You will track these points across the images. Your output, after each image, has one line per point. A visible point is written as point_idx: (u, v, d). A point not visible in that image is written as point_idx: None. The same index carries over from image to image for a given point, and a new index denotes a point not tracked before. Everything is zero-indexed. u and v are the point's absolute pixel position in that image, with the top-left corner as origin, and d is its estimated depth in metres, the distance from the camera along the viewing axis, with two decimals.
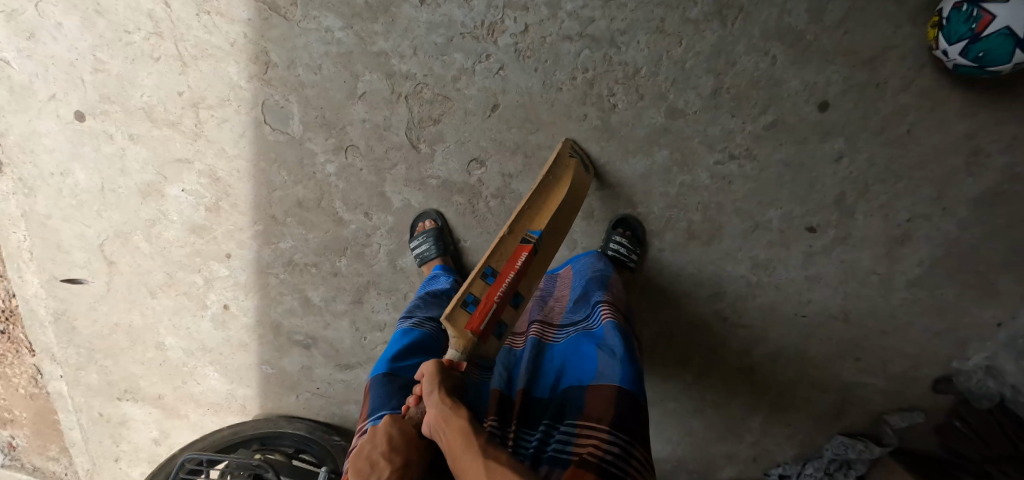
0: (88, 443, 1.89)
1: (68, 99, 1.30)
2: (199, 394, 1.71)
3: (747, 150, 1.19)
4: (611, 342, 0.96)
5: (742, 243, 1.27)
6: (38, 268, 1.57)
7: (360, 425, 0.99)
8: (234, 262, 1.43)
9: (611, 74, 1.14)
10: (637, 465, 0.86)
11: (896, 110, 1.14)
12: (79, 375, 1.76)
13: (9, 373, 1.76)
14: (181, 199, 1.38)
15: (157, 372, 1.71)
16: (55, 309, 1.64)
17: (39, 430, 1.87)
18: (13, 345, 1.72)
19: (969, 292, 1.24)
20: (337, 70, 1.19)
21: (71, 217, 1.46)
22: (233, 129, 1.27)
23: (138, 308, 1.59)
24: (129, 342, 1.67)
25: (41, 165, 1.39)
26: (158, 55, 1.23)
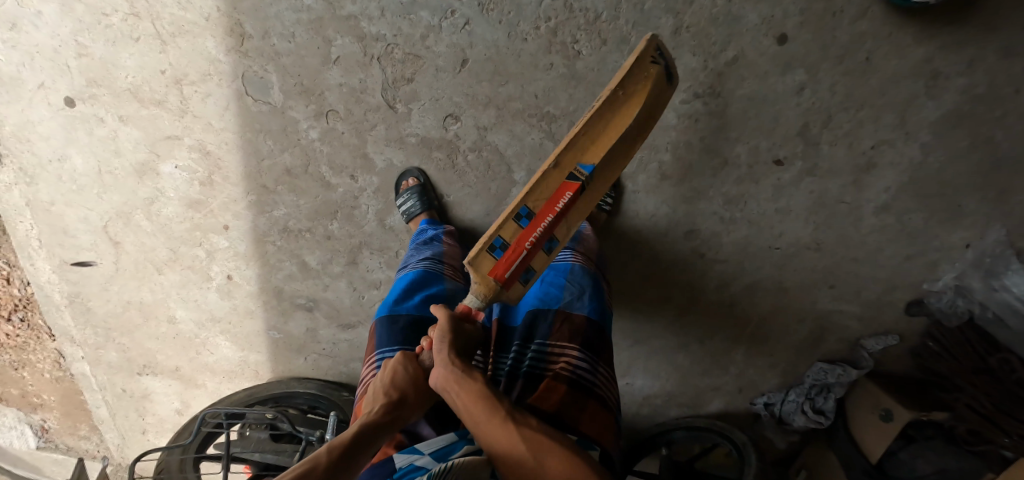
0: (115, 418, 2.00)
1: (57, 86, 1.35)
2: (214, 364, 1.81)
3: (710, 88, 1.23)
4: (580, 279, 1.07)
5: (713, 180, 1.32)
6: (48, 255, 1.64)
7: (369, 360, 1.09)
8: (232, 233, 1.50)
9: (573, 21, 1.17)
10: (602, 377, 0.97)
11: (854, 39, 1.18)
12: (100, 355, 1.86)
13: (32, 358, 1.85)
14: (175, 175, 1.44)
15: (172, 346, 1.80)
16: (69, 293, 1.73)
17: (68, 411, 1.99)
18: (34, 332, 1.81)
19: (936, 215, 1.30)
20: (311, 38, 1.24)
21: (74, 202, 1.53)
22: (217, 103, 1.32)
23: (147, 285, 1.66)
24: (142, 318, 1.75)
25: (39, 153, 1.45)
26: (137, 35, 1.28)
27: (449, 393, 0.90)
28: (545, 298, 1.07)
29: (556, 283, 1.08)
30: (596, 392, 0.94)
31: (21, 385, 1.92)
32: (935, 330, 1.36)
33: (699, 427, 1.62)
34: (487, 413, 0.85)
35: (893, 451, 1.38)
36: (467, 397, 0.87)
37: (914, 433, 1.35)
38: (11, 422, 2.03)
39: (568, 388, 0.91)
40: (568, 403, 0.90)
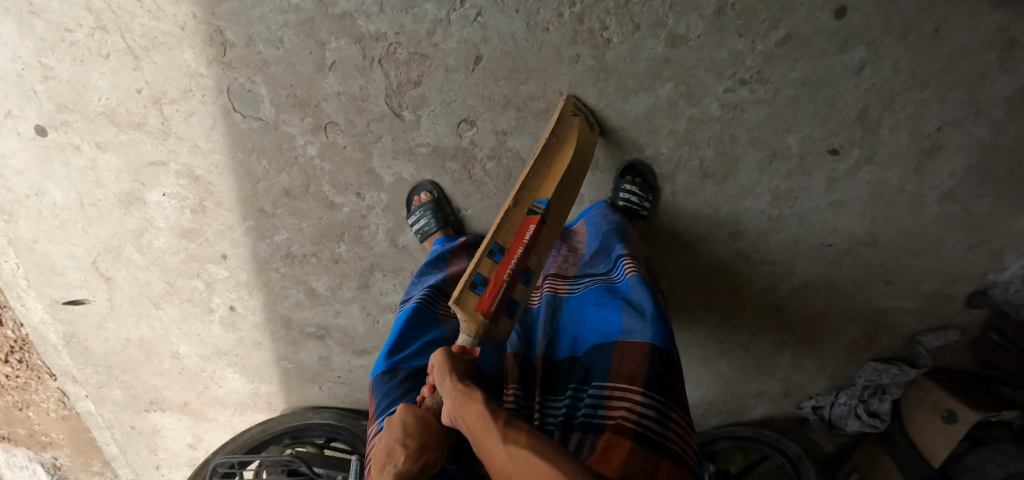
0: (127, 455, 1.89)
1: (25, 113, 1.21)
2: (225, 397, 1.69)
3: (759, 73, 1.07)
4: (638, 298, 0.92)
5: (761, 176, 1.17)
6: (38, 294, 1.52)
7: (372, 427, 0.95)
8: (232, 262, 1.37)
9: (601, 5, 1.01)
10: (676, 428, 0.82)
11: (924, 6, 1.01)
12: (104, 393, 1.74)
13: (35, 400, 1.74)
14: (164, 204, 1.31)
15: (178, 380, 1.68)
16: (65, 333, 1.61)
17: (79, 448, 1.87)
18: (34, 372, 1.69)
19: (1006, 200, 1.14)
20: (303, 43, 1.09)
21: (58, 237, 1.40)
22: (202, 122, 1.18)
23: (146, 321, 1.54)
24: (144, 354, 1.63)
25: (15, 188, 1.32)
26: (107, 51, 1.14)
27: (466, 429, 0.77)
28: (603, 326, 0.94)
29: (611, 305, 0.94)
30: (667, 447, 0.80)
31: (28, 425, 1.79)
32: (999, 322, 1.23)
33: (744, 437, 1.50)
34: (495, 433, 0.73)
35: (959, 454, 1.24)
36: (472, 422, 0.77)
37: (981, 434, 1.22)
38: (23, 462, 1.88)
39: (633, 445, 0.78)
40: (634, 466, 0.76)
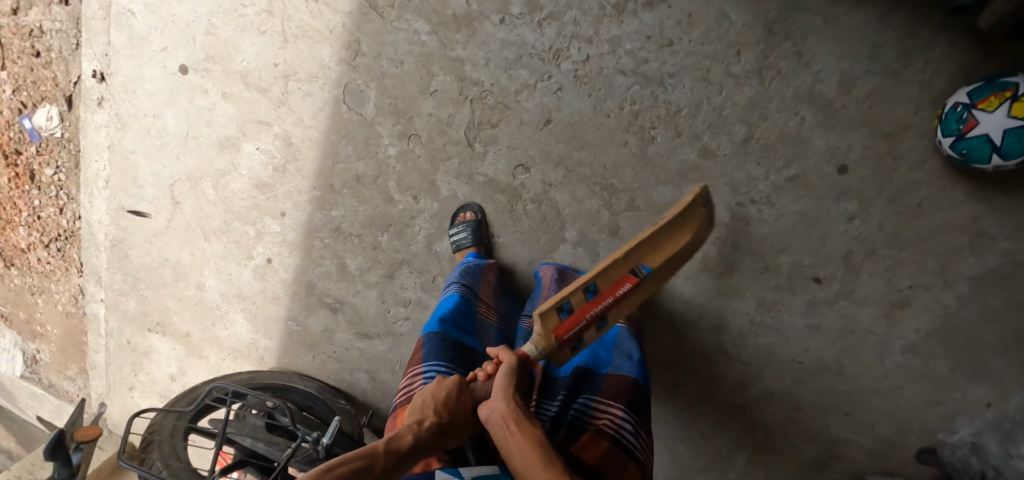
0: (109, 368, 2.02)
1: (177, 53, 1.50)
2: (226, 340, 1.85)
3: (767, 197, 1.23)
4: (629, 346, 1.14)
5: (752, 281, 1.31)
6: (109, 197, 1.74)
7: (411, 372, 1.10)
8: (287, 221, 1.59)
9: (655, 110, 1.25)
10: (643, 442, 1.00)
11: (910, 184, 1.16)
12: (118, 301, 1.91)
13: (53, 288, 1.94)
14: (253, 155, 1.54)
15: (190, 310, 1.84)
16: (114, 237, 1.81)
17: (64, 348, 2.03)
18: (65, 264, 1.89)
19: (962, 368, 1.25)
20: (416, 69, 1.36)
21: (153, 155, 1.63)
22: (314, 103, 1.45)
23: (189, 248, 1.74)
24: (173, 278, 1.81)
25: (138, 106, 1.59)
26: (265, 29, 1.43)
27: (509, 444, 0.86)
28: (595, 359, 1.14)
29: (606, 345, 1.16)
30: (636, 455, 0.96)
31: (31, 311, 2.01)
32: None
33: None
34: (543, 463, 0.82)
35: None
36: (519, 442, 0.85)
37: None
38: (10, 344, 2.10)
39: (610, 445, 0.95)
40: (608, 460, 0.93)
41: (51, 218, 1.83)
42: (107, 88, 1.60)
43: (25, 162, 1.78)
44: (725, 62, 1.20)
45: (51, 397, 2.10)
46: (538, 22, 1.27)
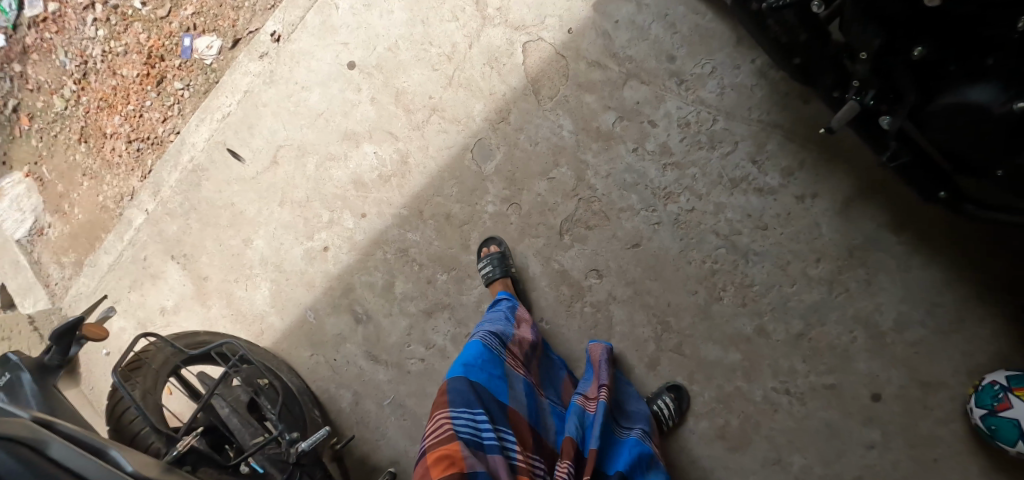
0: (108, 274, 1.87)
1: (354, 51, 1.69)
2: (238, 301, 1.78)
3: (801, 393, 1.34)
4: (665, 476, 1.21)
5: (759, 467, 1.35)
6: (217, 130, 1.79)
7: (437, 413, 1.12)
8: (364, 222, 1.68)
9: (731, 276, 1.39)
10: None
11: (930, 437, 1.27)
12: (161, 221, 1.83)
13: (106, 180, 1.93)
14: (368, 156, 1.68)
15: (221, 258, 1.79)
16: (198, 163, 1.80)
17: (77, 235, 1.94)
18: (134, 165, 1.91)
19: None
20: (545, 154, 1.53)
21: (280, 115, 1.74)
22: (445, 140, 1.61)
23: (261, 205, 1.76)
24: (227, 224, 1.79)
25: (293, 74, 1.74)
26: (439, 67, 1.62)
27: None
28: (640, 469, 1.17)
29: (648, 463, 1.19)
30: None
31: (69, 188, 1.94)
32: None
33: None
34: None
35: None
36: None
37: None
38: (27, 207, 1.97)
39: None
40: None
41: (151, 119, 1.90)
42: (274, 50, 1.75)
43: (162, 68, 1.89)
44: (805, 264, 1.35)
45: (28, 273, 1.96)
46: (664, 163, 1.44)
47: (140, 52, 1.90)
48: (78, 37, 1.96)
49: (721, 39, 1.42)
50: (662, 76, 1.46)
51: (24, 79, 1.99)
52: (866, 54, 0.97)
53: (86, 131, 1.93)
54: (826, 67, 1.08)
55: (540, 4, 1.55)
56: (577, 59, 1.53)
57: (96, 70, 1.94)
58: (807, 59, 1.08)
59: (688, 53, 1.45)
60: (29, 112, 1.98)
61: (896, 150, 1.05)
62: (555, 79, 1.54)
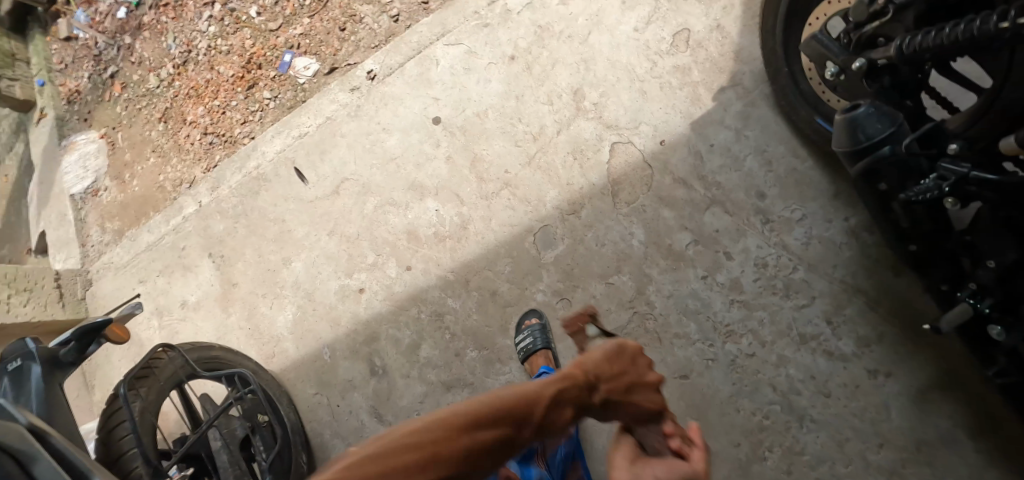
0: (139, 255, 1.71)
1: (442, 106, 1.62)
2: (260, 320, 1.64)
3: None
4: None
5: None
6: (290, 147, 1.67)
7: None
8: (407, 274, 1.57)
9: (780, 437, 1.30)
10: None
11: None
12: (209, 219, 1.67)
13: (170, 163, 1.77)
14: (429, 213, 1.58)
15: (258, 270, 1.64)
16: (261, 173, 1.67)
17: (126, 208, 1.77)
18: (201, 155, 1.75)
19: None
20: (610, 258, 1.48)
21: (354, 149, 1.64)
22: (510, 217, 1.55)
23: (313, 229, 1.62)
24: (274, 242, 1.63)
25: (376, 115, 1.64)
26: (522, 144, 1.58)
27: None
28: None
29: None
30: None
31: (134, 159, 1.81)
32: None
33: None
34: None
35: None
36: None
37: None
38: (91, 167, 1.84)
39: None
40: None
41: (232, 117, 1.76)
42: (368, 87, 1.66)
43: (257, 75, 1.77)
44: (865, 446, 1.26)
45: (67, 228, 1.81)
46: (731, 299, 1.38)
47: (242, 55, 1.80)
48: (189, 27, 1.85)
49: (817, 188, 1.38)
50: (748, 210, 1.42)
51: (130, 51, 1.89)
52: (993, 262, 0.99)
53: (169, 112, 1.80)
54: (941, 263, 1.08)
55: (637, 110, 1.54)
56: (664, 172, 1.50)
57: (196, 61, 1.83)
58: (923, 251, 1.09)
59: (779, 194, 1.41)
60: (123, 82, 1.87)
61: (1004, 366, 1.01)
62: (636, 185, 1.51)
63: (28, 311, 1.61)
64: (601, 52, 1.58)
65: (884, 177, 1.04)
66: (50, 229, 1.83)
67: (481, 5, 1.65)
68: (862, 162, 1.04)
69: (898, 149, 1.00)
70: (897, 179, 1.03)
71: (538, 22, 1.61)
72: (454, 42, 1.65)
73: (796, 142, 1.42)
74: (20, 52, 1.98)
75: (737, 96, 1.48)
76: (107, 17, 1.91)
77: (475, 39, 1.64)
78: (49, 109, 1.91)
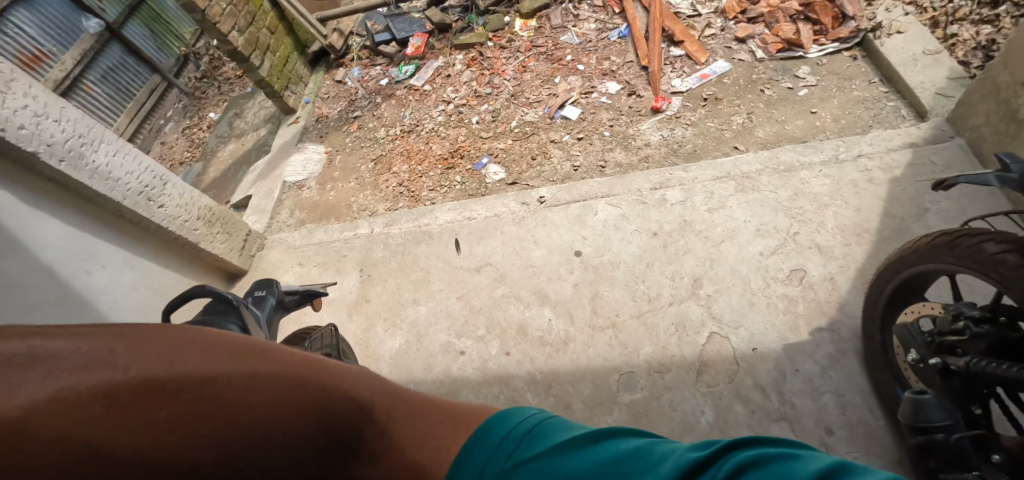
0: (307, 244, 2.17)
1: (586, 244, 1.96)
2: (371, 336, 1.92)
3: None
4: None
5: None
6: (458, 224, 2.08)
7: None
8: (504, 358, 1.81)
9: None
10: None
11: None
12: (373, 245, 2.10)
13: (365, 193, 2.34)
14: (543, 318, 1.86)
15: (387, 300, 1.98)
16: (427, 230, 2.09)
17: (317, 210, 2.35)
18: (389, 196, 2.30)
19: None
20: (676, 423, 1.66)
21: (505, 246, 2.00)
22: (606, 351, 1.79)
23: (448, 288, 1.96)
24: (414, 284, 1.99)
25: (532, 229, 2.01)
26: (638, 298, 1.85)
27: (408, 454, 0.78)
28: None
29: None
30: None
31: (341, 175, 2.46)
32: None
33: None
34: None
35: None
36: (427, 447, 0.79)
37: None
38: (309, 170, 2.53)
39: None
40: None
41: (425, 183, 2.29)
42: (535, 207, 2.06)
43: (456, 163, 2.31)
44: None
45: (268, 201, 2.42)
46: None
47: (453, 143, 2.40)
48: (424, 109, 2.61)
49: (882, 446, 1.56)
50: (814, 439, 1.59)
51: (375, 107, 2.73)
52: None
53: (382, 158, 2.45)
54: None
55: (742, 314, 1.80)
56: (748, 373, 1.71)
57: (418, 133, 2.51)
58: None
59: (845, 437, 1.59)
60: (361, 124, 2.66)
61: None
62: (721, 374, 1.72)
63: (221, 249, 2.07)
64: (727, 258, 1.88)
65: (936, 455, 1.34)
66: (256, 196, 2.45)
67: (645, 187, 2.04)
68: (920, 437, 1.35)
69: (950, 438, 1.30)
70: (947, 461, 1.33)
71: (686, 217, 1.96)
72: (614, 204, 2.02)
73: (873, 399, 1.62)
74: (304, 79, 3.03)
75: (831, 339, 1.72)
76: (374, 80, 2.84)
77: (632, 209, 2.00)
78: (303, 118, 2.79)
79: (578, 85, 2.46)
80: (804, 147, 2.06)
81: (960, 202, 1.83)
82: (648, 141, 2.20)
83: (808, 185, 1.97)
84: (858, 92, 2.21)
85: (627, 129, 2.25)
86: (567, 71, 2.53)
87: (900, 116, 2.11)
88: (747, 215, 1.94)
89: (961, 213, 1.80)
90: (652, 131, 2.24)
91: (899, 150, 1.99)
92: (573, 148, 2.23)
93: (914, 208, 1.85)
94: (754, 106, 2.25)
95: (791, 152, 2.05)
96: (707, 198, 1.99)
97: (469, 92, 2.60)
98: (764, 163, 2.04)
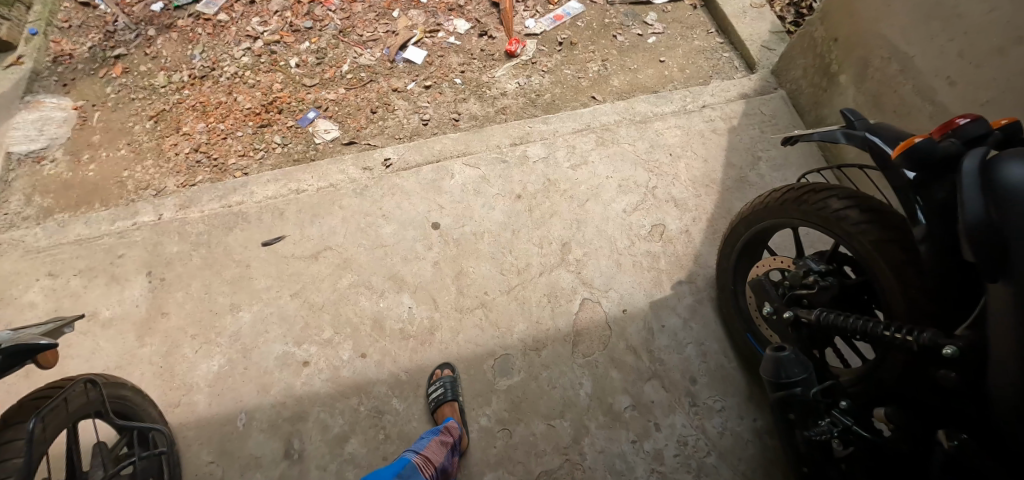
0: (68, 246, 1.63)
1: (445, 215, 1.76)
2: (177, 360, 1.51)
3: None
4: None
5: None
6: (286, 203, 1.73)
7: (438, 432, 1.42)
8: (360, 361, 1.53)
9: None
10: None
11: None
12: (166, 237, 1.65)
13: (149, 163, 1.85)
14: (401, 307, 1.61)
15: (202, 306, 1.57)
16: (243, 213, 1.70)
17: (74, 195, 1.80)
18: (184, 168, 1.84)
19: None
20: (555, 401, 1.56)
21: (349, 223, 1.71)
22: (478, 335, 1.62)
23: (286, 280, 1.62)
24: (235, 282, 1.60)
25: (380, 201, 1.76)
26: (507, 269, 1.71)
27: None
28: None
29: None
30: None
31: (108, 143, 1.90)
32: None
33: None
34: None
35: None
36: None
37: None
38: (49, 133, 1.92)
39: None
40: None
41: (231, 147, 1.89)
42: (380, 172, 1.81)
43: (277, 118, 1.96)
44: None
45: None
46: (653, 469, 1.50)
47: (266, 94, 2.02)
48: (223, 48, 2.13)
49: (737, 387, 1.61)
50: (680, 391, 1.60)
51: (148, 42, 2.13)
52: None
53: (167, 115, 1.95)
54: None
55: (610, 277, 1.74)
56: (620, 337, 1.66)
57: (218, 81, 2.04)
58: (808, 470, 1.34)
59: (707, 383, 1.61)
60: (127, 66, 2.08)
61: None
62: (594, 342, 1.65)
63: None
64: (593, 219, 1.82)
65: (793, 409, 1.23)
66: None
67: (504, 143, 1.92)
68: (780, 393, 1.23)
69: (809, 392, 1.20)
70: (802, 414, 1.23)
71: (548, 177, 1.87)
72: (471, 165, 1.86)
73: (726, 344, 1.66)
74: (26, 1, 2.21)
75: (690, 291, 1.73)
76: (142, 5, 2.20)
77: (492, 170, 1.86)
78: (30, 59, 2.06)
79: (421, 22, 2.25)
80: (654, 97, 2.07)
81: (785, 150, 1.94)
82: (504, 91, 2.10)
83: (661, 136, 1.97)
84: (698, 40, 2.29)
85: (480, 76, 2.13)
86: (405, 5, 2.29)
87: (733, 66, 2.21)
88: (609, 170, 1.90)
89: (787, 161, 1.92)
90: (507, 79, 2.13)
91: (736, 101, 2.06)
92: (420, 98, 2.05)
93: (750, 158, 1.93)
94: (607, 52, 2.24)
95: (644, 103, 2.05)
96: (568, 154, 1.91)
97: (287, 25, 2.19)
98: (621, 115, 2.01)
